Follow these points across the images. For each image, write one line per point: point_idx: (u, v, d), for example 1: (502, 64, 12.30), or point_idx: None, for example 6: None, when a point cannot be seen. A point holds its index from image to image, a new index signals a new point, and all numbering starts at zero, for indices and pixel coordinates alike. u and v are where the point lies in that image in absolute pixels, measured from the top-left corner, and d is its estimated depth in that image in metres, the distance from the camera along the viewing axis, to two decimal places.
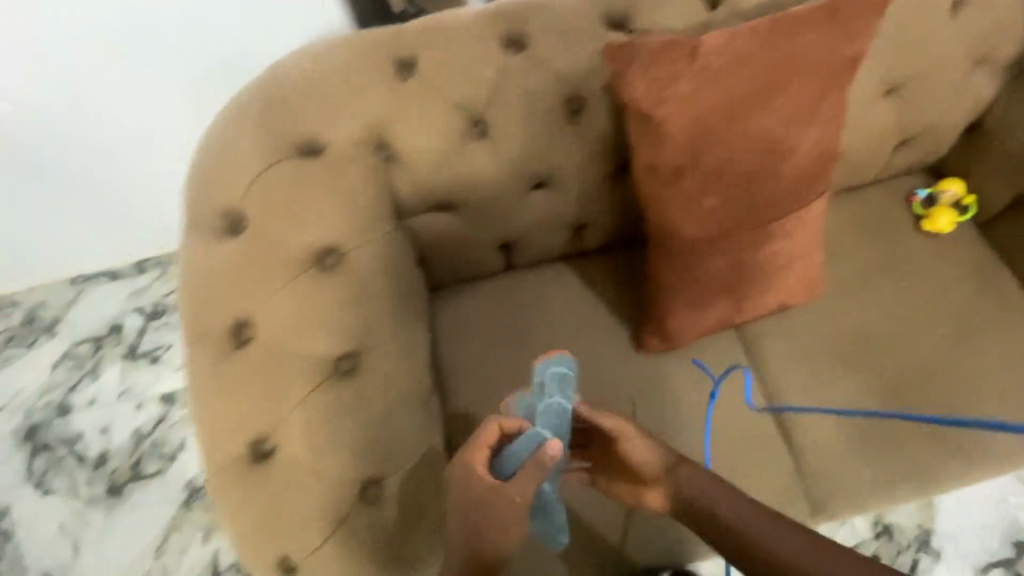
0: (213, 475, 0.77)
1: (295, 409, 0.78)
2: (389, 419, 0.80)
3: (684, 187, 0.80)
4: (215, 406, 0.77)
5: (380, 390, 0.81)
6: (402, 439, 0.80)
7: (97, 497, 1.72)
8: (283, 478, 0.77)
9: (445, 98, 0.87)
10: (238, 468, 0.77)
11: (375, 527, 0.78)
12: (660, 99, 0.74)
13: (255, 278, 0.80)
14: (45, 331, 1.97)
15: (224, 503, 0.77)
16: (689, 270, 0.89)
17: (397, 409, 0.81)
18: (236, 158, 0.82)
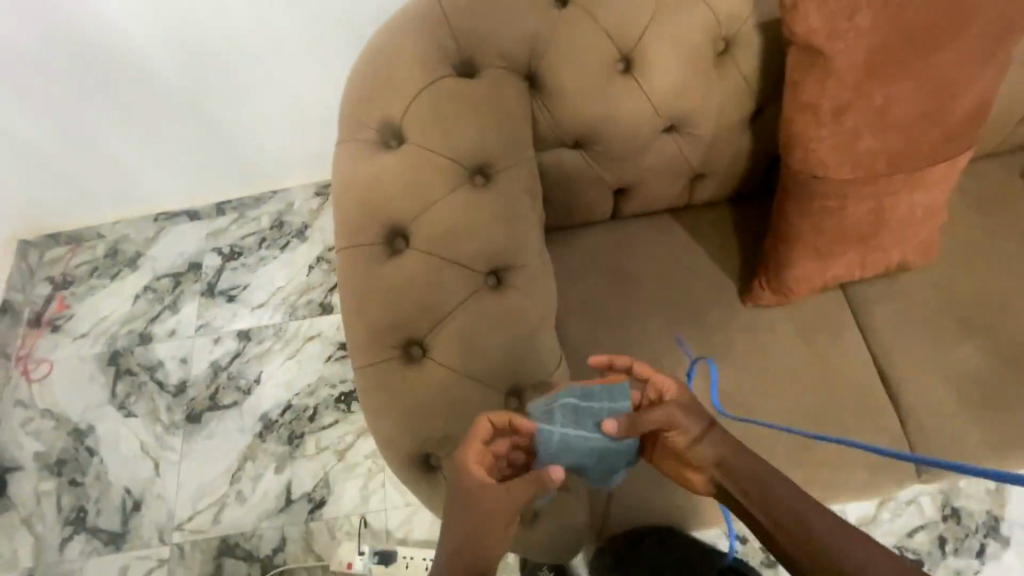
0: (362, 373, 0.81)
1: (448, 317, 0.81)
2: (529, 334, 0.83)
3: (844, 125, 0.81)
4: (367, 309, 0.81)
5: (520, 306, 0.84)
6: (540, 355, 0.84)
7: (176, 424, 1.78)
8: (430, 378, 0.80)
9: (598, 30, 0.89)
10: (386, 370, 0.80)
11: None
12: (836, 32, 0.75)
13: (412, 190, 0.83)
14: (128, 265, 2.01)
15: (372, 398, 0.80)
16: (830, 215, 0.90)
17: (536, 326, 0.84)
18: (399, 75, 0.86)
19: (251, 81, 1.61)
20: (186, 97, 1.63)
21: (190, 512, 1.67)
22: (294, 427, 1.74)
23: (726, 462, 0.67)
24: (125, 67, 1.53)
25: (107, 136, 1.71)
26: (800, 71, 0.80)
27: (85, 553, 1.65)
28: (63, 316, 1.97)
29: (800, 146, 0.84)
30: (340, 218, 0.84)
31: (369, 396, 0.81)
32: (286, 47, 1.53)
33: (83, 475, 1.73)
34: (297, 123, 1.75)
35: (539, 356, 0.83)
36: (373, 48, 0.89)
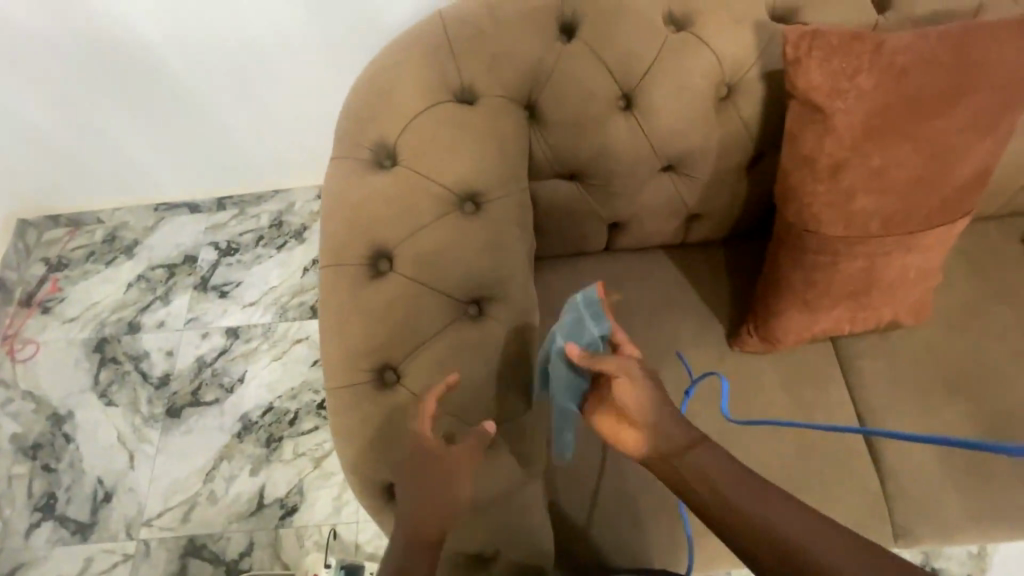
0: (333, 394, 0.80)
1: (426, 346, 0.80)
2: (507, 367, 0.83)
3: (840, 183, 0.80)
4: (345, 330, 0.80)
5: (500, 337, 0.83)
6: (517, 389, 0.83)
7: (155, 417, 1.76)
8: (402, 405, 0.79)
9: (601, 66, 0.89)
10: (358, 395, 0.79)
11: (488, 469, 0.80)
12: (837, 90, 0.75)
13: (401, 212, 0.82)
14: (125, 252, 2.02)
15: (342, 420, 0.79)
16: (822, 270, 0.88)
17: (514, 359, 0.83)
18: (398, 96, 0.86)
19: (258, 82, 1.62)
20: (194, 92, 1.64)
21: (160, 508, 1.65)
22: (273, 430, 1.73)
23: (731, 491, 0.63)
24: (136, 59, 1.55)
25: (113, 124, 1.72)
26: (799, 125, 0.79)
27: (51, 541, 1.63)
28: (54, 298, 1.97)
29: (795, 200, 0.84)
30: (327, 235, 0.84)
31: (339, 419, 0.80)
32: (294, 51, 1.55)
33: (57, 461, 1.72)
34: (302, 126, 1.76)
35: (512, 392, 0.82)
36: (375, 66, 0.89)
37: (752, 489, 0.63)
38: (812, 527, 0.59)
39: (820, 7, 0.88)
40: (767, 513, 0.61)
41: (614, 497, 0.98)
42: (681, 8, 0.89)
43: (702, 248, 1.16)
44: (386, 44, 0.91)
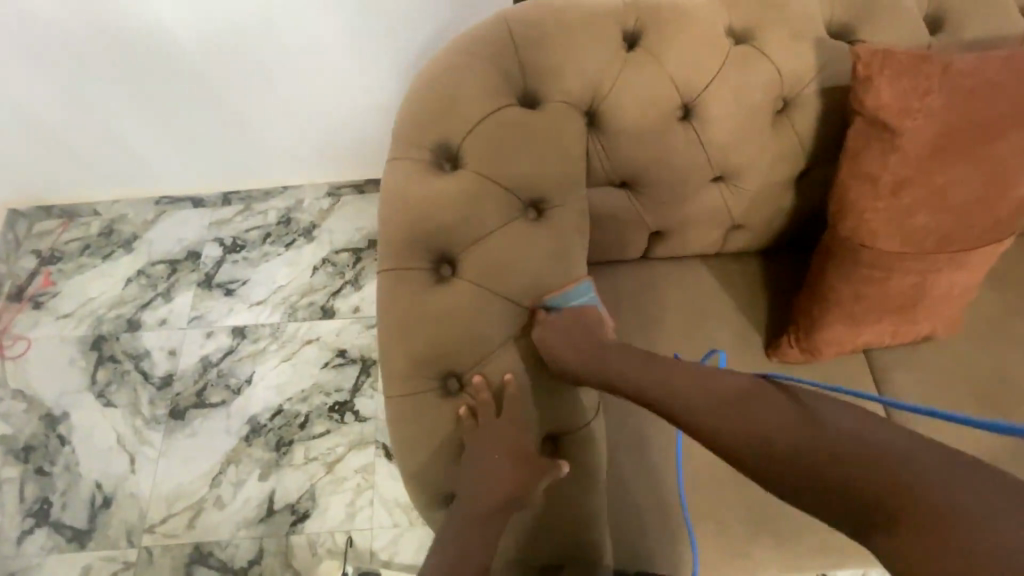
0: (394, 402, 0.79)
1: (492, 354, 0.79)
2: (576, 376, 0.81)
3: (900, 199, 0.83)
4: (408, 335, 0.78)
5: None
6: (582, 399, 0.82)
7: (157, 418, 1.70)
8: (467, 413, 0.78)
9: (664, 75, 0.89)
10: (420, 402, 0.78)
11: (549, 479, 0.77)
12: (906, 109, 0.78)
13: (465, 217, 0.81)
14: (124, 246, 1.94)
15: (405, 427, 0.79)
16: (872, 284, 0.90)
17: None
18: (462, 98, 0.84)
19: (271, 57, 1.56)
20: (208, 74, 1.59)
21: (164, 514, 1.58)
22: (283, 433, 1.68)
23: (742, 412, 0.62)
24: (153, 42, 1.51)
25: (121, 110, 1.66)
26: (862, 142, 0.82)
27: (45, 549, 1.55)
28: (47, 293, 1.88)
29: (853, 215, 0.86)
30: (386, 239, 0.82)
31: (399, 426, 0.79)
32: (313, 25, 1.51)
33: (52, 464, 1.64)
34: (316, 110, 1.71)
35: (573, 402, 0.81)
36: (434, 67, 0.88)
37: (754, 403, 0.62)
38: (821, 421, 0.57)
39: (878, 26, 0.90)
40: (776, 423, 0.59)
41: (662, 514, 0.95)
42: (744, 22, 0.90)
43: (741, 259, 1.16)
44: (445, 45, 0.89)
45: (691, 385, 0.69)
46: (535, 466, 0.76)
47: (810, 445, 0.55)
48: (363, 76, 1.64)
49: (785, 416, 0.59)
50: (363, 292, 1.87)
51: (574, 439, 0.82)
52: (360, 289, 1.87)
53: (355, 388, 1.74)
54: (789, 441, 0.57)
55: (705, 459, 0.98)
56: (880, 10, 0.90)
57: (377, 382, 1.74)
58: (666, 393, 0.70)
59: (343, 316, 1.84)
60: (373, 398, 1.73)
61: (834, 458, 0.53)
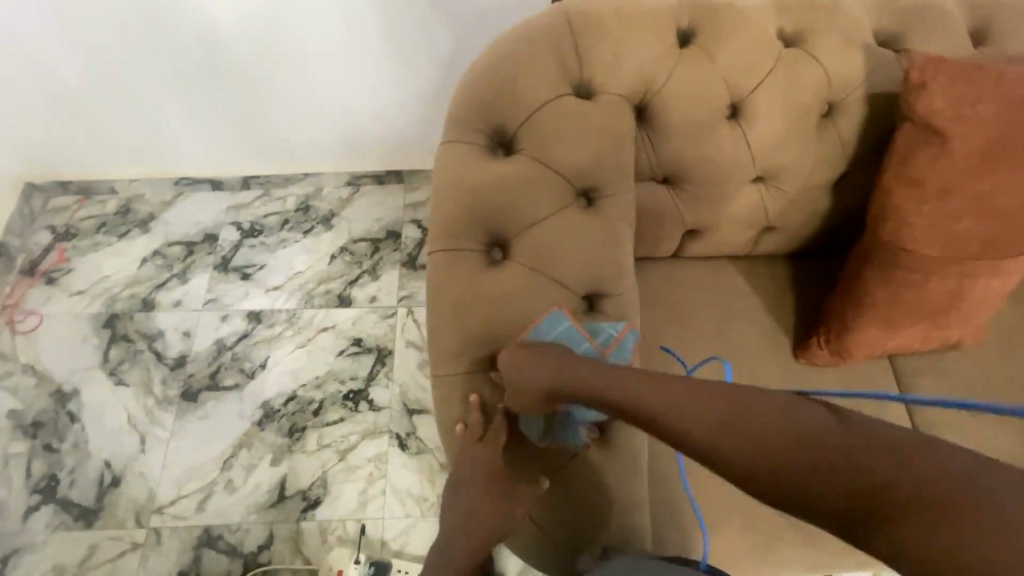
0: (441, 381, 0.80)
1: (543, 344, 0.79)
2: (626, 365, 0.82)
3: (946, 204, 0.85)
4: (457, 317, 0.79)
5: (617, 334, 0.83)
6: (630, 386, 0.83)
7: (170, 399, 1.68)
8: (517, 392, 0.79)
9: (717, 73, 0.91)
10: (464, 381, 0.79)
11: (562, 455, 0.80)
12: (955, 117, 0.81)
13: (518, 203, 0.82)
14: (140, 226, 1.92)
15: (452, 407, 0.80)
16: (911, 287, 0.92)
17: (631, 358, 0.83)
18: (520, 85, 0.85)
19: (301, 39, 1.55)
20: (239, 55, 1.58)
21: (173, 495, 1.57)
22: (296, 419, 1.67)
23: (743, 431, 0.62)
24: (187, 19, 1.50)
25: (148, 88, 1.65)
26: (910, 146, 0.85)
27: (51, 526, 1.53)
28: (60, 269, 1.86)
29: (894, 218, 0.88)
30: (440, 220, 0.83)
31: (446, 406, 0.81)
32: (350, 12, 1.50)
33: (60, 441, 1.62)
34: (342, 97, 1.70)
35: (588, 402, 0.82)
36: (490, 53, 0.89)
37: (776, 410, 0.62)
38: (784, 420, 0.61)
39: (925, 36, 0.92)
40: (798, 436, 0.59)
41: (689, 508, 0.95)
42: (795, 26, 0.92)
43: (772, 262, 1.18)
44: (503, 33, 0.90)
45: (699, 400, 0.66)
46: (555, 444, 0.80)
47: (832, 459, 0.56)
48: (392, 64, 1.63)
49: (796, 420, 0.60)
50: (380, 283, 1.86)
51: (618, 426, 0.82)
52: (377, 279, 1.87)
53: (370, 377, 1.73)
54: (804, 455, 0.57)
55: None
56: (926, 22, 0.93)
57: (392, 372, 1.74)
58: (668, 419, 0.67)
59: (360, 305, 1.83)
60: (388, 387, 1.72)
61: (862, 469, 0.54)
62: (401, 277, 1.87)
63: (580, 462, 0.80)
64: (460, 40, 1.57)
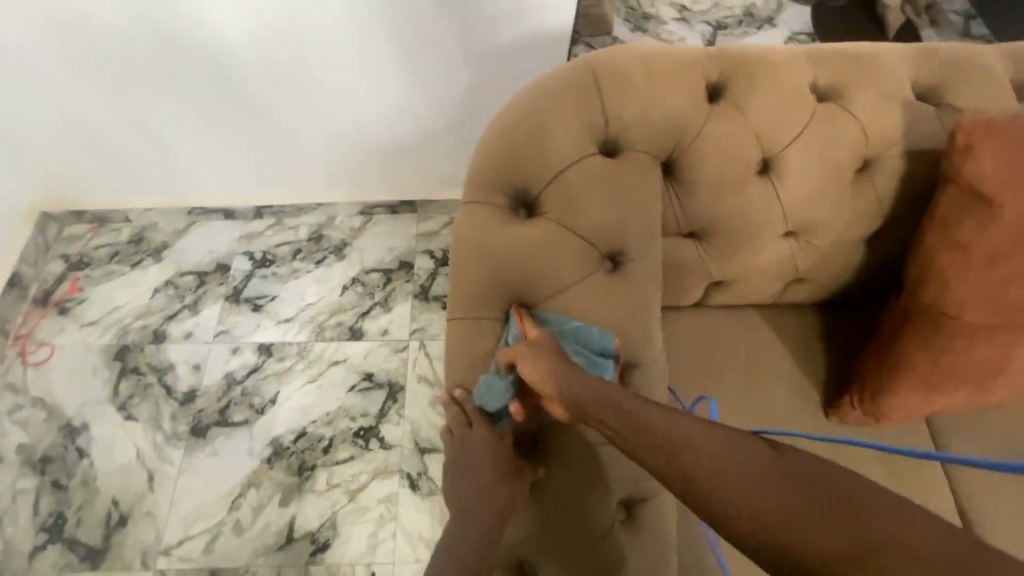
0: (463, 449, 0.77)
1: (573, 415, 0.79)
2: None
3: (994, 272, 0.80)
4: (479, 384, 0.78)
5: None
6: None
7: (179, 435, 1.66)
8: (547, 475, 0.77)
9: (749, 128, 0.87)
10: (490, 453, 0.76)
11: (594, 541, 0.76)
12: (1006, 184, 0.77)
13: (543, 269, 0.80)
14: (152, 255, 1.92)
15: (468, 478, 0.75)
16: (953, 354, 0.87)
17: None
18: (544, 144, 0.82)
19: (320, 77, 1.52)
20: (257, 93, 1.55)
21: (181, 536, 1.55)
22: (306, 457, 1.64)
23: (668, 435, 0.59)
24: (206, 58, 1.46)
25: (160, 121, 1.63)
26: (957, 211, 0.81)
27: (57, 567, 1.51)
28: (73, 299, 1.85)
29: (937, 283, 0.84)
30: (461, 286, 0.81)
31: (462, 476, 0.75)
32: (366, 45, 1.45)
33: (68, 478, 1.60)
34: (356, 129, 1.67)
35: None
36: (513, 107, 0.86)
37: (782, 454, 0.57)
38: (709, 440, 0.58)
39: (967, 89, 0.89)
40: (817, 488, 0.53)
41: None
42: (828, 80, 0.89)
43: (801, 311, 1.13)
44: (525, 87, 0.87)
45: (704, 431, 0.59)
46: (586, 530, 0.76)
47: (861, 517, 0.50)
48: (409, 97, 1.58)
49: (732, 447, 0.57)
50: (392, 314, 1.84)
51: (650, 506, 0.79)
52: (389, 311, 1.84)
53: (381, 414, 1.70)
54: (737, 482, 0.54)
55: None
56: (966, 76, 0.89)
57: (403, 409, 1.71)
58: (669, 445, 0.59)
59: (371, 338, 1.80)
60: (399, 425, 1.69)
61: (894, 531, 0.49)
62: (413, 309, 1.84)
63: (596, 514, 0.77)
64: (479, 77, 1.53)
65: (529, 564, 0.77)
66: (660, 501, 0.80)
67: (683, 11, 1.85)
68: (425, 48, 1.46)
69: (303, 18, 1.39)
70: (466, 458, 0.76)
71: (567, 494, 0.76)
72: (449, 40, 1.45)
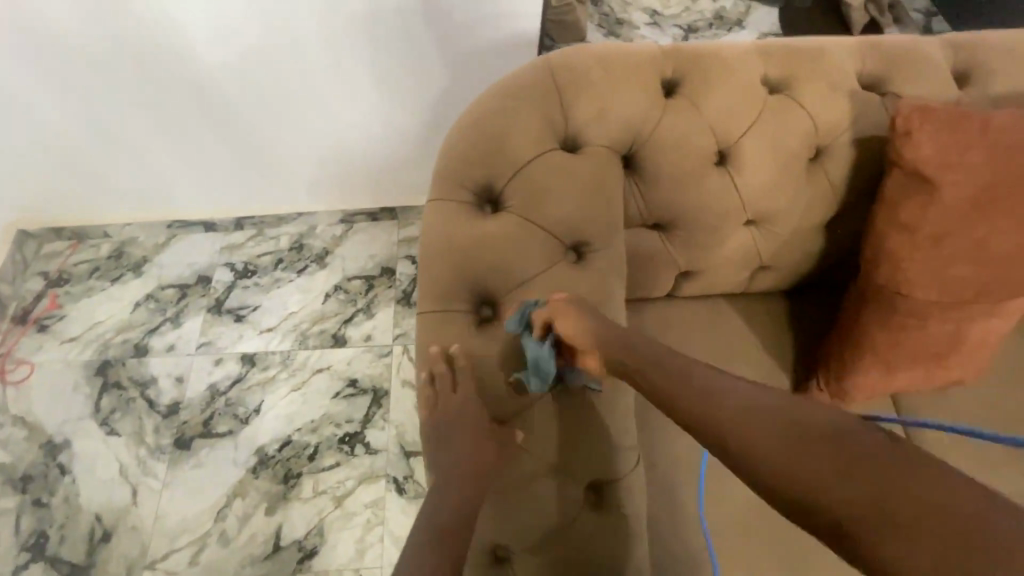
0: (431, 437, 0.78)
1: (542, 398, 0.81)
2: (623, 418, 0.84)
3: (940, 251, 0.84)
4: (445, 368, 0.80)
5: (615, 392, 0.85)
6: (632, 445, 0.84)
7: (162, 448, 1.65)
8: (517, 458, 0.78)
9: (703, 121, 0.90)
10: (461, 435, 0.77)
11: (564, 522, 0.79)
12: (946, 165, 0.81)
13: (507, 262, 0.82)
14: (132, 270, 1.91)
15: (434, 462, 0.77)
16: (908, 332, 0.90)
17: (629, 411, 0.85)
18: (506, 141, 0.85)
19: (296, 89, 1.54)
20: (235, 106, 1.57)
21: (167, 549, 1.54)
22: (292, 465, 1.64)
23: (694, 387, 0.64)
24: (182, 72, 1.48)
25: (136, 136, 1.63)
26: (902, 193, 0.85)
27: None
28: (52, 316, 1.84)
29: (889, 264, 0.87)
30: (429, 282, 0.83)
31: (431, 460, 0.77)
32: (339, 55, 1.47)
33: (50, 495, 1.59)
34: (332, 136, 1.68)
35: (587, 410, 0.82)
36: (476, 108, 0.89)
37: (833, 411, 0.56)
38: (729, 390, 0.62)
39: (910, 79, 0.93)
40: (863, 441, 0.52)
41: (692, 558, 0.93)
42: (778, 73, 0.93)
43: (768, 299, 1.15)
44: (487, 88, 0.90)
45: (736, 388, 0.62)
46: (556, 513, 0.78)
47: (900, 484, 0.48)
48: (386, 104, 1.60)
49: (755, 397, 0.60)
50: (375, 320, 1.85)
51: (620, 486, 0.82)
52: (372, 317, 1.85)
53: (366, 420, 1.71)
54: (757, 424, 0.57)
55: (732, 499, 0.97)
56: (909, 66, 0.93)
57: (388, 414, 1.71)
58: (705, 396, 0.62)
59: (355, 344, 1.81)
60: (384, 429, 1.69)
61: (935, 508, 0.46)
62: (395, 314, 1.86)
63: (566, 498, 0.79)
64: (454, 81, 1.56)
65: (503, 548, 0.79)
66: (630, 479, 0.82)
67: (654, 15, 1.90)
68: (400, 55, 1.48)
69: (279, 29, 1.40)
70: (434, 441, 0.78)
71: (538, 479, 0.78)
72: (425, 46, 1.47)
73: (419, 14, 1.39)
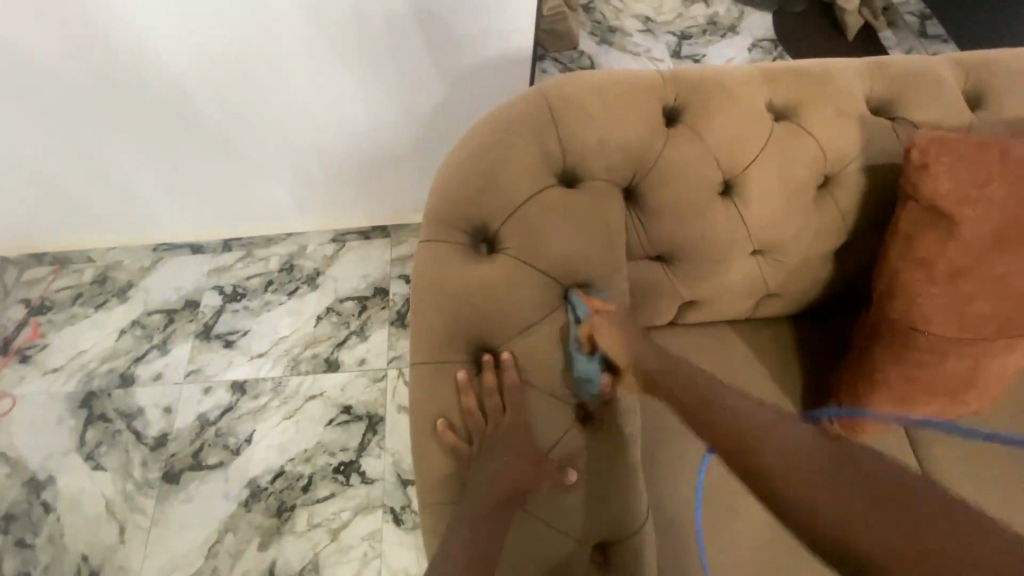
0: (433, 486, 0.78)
1: (553, 453, 0.79)
2: (633, 471, 0.82)
3: (957, 287, 0.81)
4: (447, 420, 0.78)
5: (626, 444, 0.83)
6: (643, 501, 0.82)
7: (150, 482, 1.60)
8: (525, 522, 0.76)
9: (707, 150, 0.86)
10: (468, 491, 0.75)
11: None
12: (965, 198, 0.77)
13: (504, 307, 0.79)
14: (117, 295, 1.85)
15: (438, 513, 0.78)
16: (923, 368, 0.86)
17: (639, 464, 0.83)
18: (502, 177, 0.81)
19: (282, 109, 1.49)
20: (220, 129, 1.52)
21: None
22: (285, 497, 1.59)
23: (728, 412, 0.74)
24: (164, 94, 1.42)
25: (117, 160, 1.57)
26: (919, 226, 0.81)
27: None
28: (34, 345, 1.78)
29: (904, 299, 0.84)
30: (422, 328, 0.79)
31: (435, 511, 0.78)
32: (327, 73, 1.42)
33: (35, 535, 1.54)
34: (321, 154, 1.62)
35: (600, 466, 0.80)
36: (469, 141, 0.84)
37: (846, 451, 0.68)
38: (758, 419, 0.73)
39: (920, 102, 0.89)
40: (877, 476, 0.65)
41: None
42: (784, 99, 0.89)
43: (776, 326, 1.11)
44: (481, 119, 0.86)
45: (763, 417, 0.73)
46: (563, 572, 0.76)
47: (914, 517, 0.60)
48: (376, 121, 1.55)
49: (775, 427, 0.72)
50: (369, 343, 1.80)
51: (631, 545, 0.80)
52: (366, 339, 1.80)
53: (362, 447, 1.66)
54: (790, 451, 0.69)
55: (744, 543, 0.92)
56: (919, 89, 0.90)
57: (384, 440, 1.66)
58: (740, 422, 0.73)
59: (349, 368, 1.76)
60: (380, 457, 1.64)
61: (940, 528, 0.59)
62: (390, 336, 1.81)
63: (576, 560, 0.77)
64: (446, 98, 1.51)
65: None
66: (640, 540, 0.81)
67: (647, 23, 1.86)
68: (390, 72, 1.44)
69: (264, 47, 1.34)
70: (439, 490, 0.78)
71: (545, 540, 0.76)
72: (415, 62, 1.42)
73: (409, 31, 1.35)
